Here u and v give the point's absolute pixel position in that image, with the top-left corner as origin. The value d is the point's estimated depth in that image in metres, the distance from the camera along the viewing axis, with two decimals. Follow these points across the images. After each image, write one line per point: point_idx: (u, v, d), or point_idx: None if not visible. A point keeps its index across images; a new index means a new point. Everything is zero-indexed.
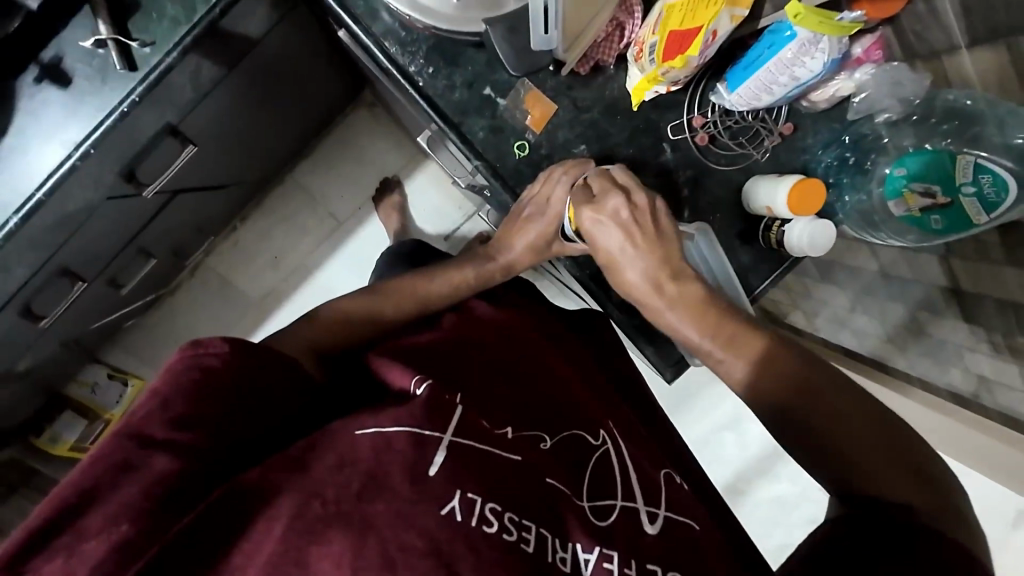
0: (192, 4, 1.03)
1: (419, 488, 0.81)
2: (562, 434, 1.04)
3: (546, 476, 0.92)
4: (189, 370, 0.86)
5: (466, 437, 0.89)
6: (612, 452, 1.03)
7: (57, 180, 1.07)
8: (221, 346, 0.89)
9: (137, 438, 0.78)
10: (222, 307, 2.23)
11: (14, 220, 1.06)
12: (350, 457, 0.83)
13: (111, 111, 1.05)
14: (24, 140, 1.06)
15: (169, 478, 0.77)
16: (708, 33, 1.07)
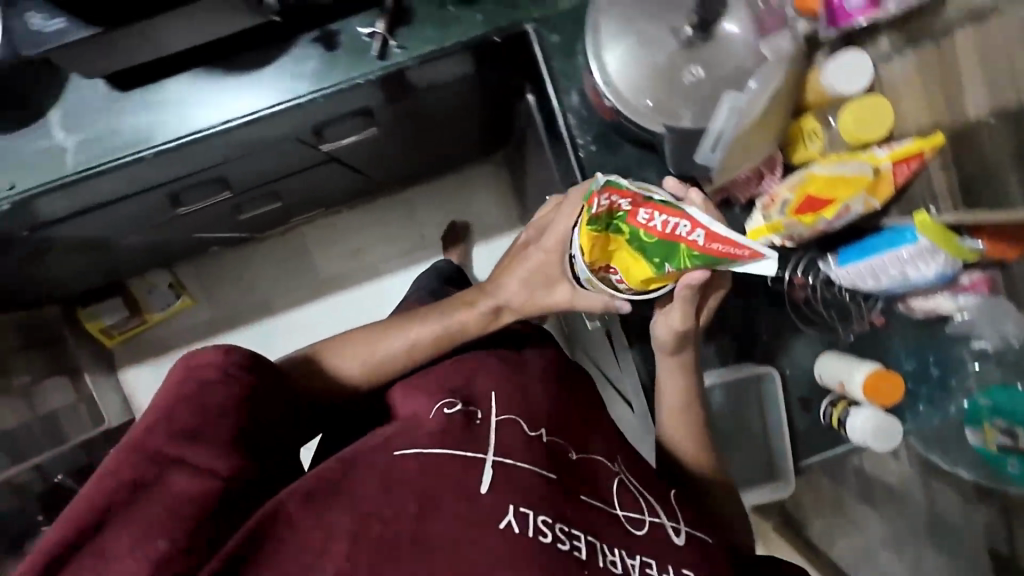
0: (450, 34, 1.32)
1: (475, 509, 0.88)
2: (580, 463, 1.08)
3: (582, 494, 1.00)
4: (185, 389, 0.93)
5: (508, 457, 0.99)
6: (626, 479, 1.09)
7: (282, 110, 1.31)
8: (220, 357, 0.99)
9: (130, 481, 0.79)
10: (295, 273, 2.43)
11: (237, 123, 1.31)
12: (395, 482, 0.90)
13: (349, 81, 1.31)
14: (277, 67, 1.32)
15: (197, 491, 0.81)
16: (840, 211, 1.27)
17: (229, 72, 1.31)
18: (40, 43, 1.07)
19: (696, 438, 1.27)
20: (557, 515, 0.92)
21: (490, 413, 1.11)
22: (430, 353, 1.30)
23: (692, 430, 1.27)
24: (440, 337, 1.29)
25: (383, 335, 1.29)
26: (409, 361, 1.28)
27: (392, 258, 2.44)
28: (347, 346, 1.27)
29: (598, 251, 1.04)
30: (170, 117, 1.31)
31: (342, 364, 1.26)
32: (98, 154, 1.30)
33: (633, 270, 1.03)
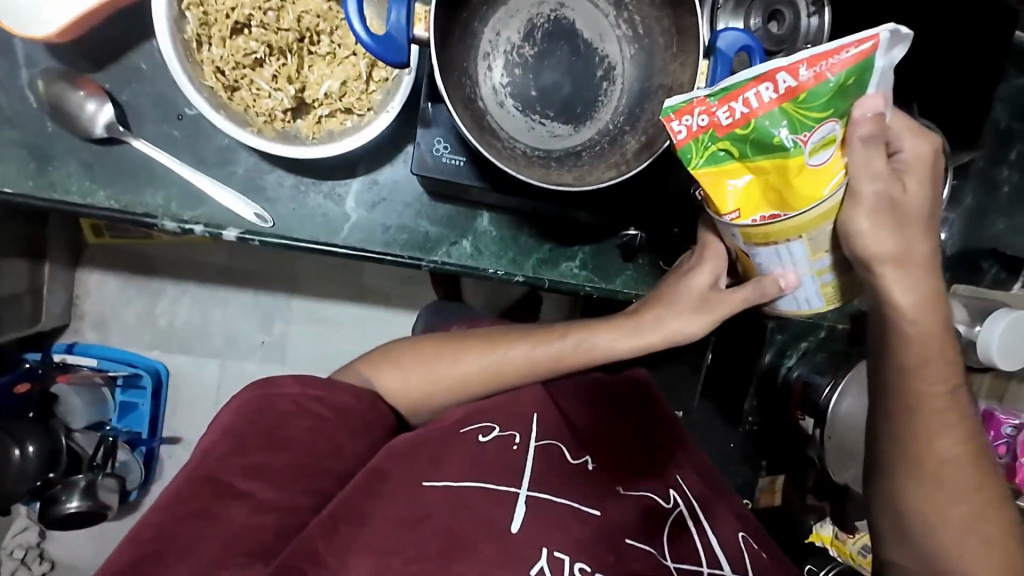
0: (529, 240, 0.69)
1: (500, 549, 0.51)
2: (643, 490, 0.62)
3: (626, 534, 0.56)
4: (276, 404, 0.60)
5: (548, 490, 0.57)
6: (687, 515, 0.61)
7: (213, 214, 0.61)
8: (296, 386, 0.61)
9: (188, 510, 0.51)
10: (172, 325, 1.28)
11: (163, 223, 0.60)
12: (415, 512, 0.53)
13: (564, 283, 0.70)
14: (416, 183, 0.65)
15: (309, 470, 0.58)
16: (861, 556, 0.84)
17: (323, 177, 0.64)
18: (427, 168, 0.58)
19: (919, 460, 0.52)
20: (597, 559, 0.53)
21: (534, 423, 0.65)
22: (521, 371, 0.66)
23: (929, 434, 0.51)
24: (546, 359, 0.65)
25: (471, 352, 0.67)
26: (484, 385, 0.67)
27: (378, 274, 1.31)
28: (418, 347, 0.70)
29: (725, 200, 0.43)
30: (331, 190, 0.64)
31: (406, 378, 0.68)
32: (199, 221, 0.61)
33: (788, 222, 0.42)
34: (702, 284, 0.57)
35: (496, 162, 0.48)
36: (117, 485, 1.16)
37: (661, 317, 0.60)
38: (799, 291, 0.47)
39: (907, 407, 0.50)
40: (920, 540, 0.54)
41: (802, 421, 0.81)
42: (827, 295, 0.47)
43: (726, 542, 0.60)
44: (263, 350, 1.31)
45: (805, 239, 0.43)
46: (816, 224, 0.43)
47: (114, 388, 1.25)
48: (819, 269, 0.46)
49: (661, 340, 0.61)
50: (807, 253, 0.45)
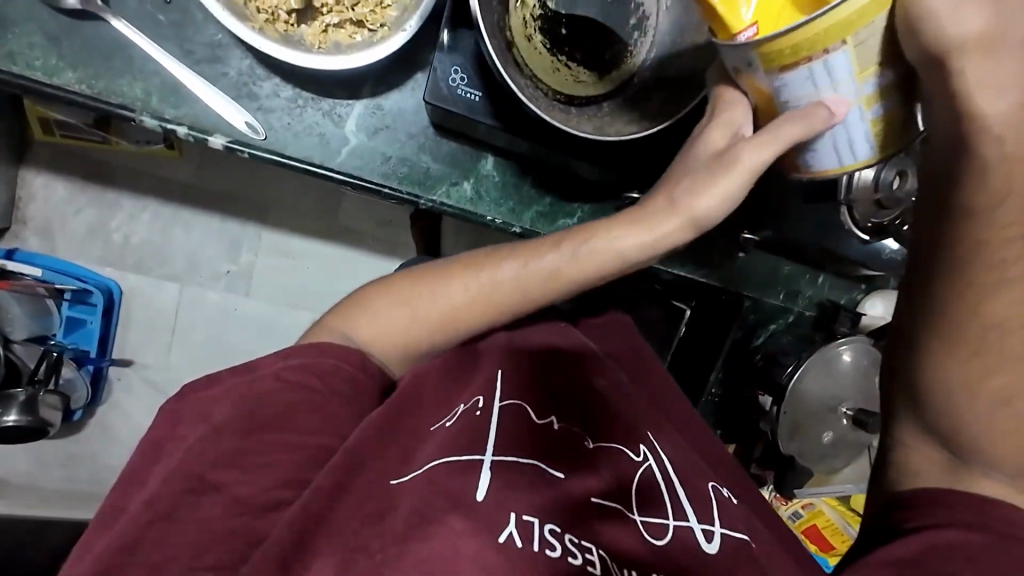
0: (533, 197, 0.68)
1: (469, 521, 0.52)
2: (612, 442, 0.65)
3: (590, 492, 0.58)
4: (252, 385, 0.58)
5: (513, 453, 0.59)
6: (655, 468, 0.64)
7: (201, 113, 0.56)
8: (279, 360, 0.60)
9: (150, 516, 0.50)
10: (129, 243, 1.20)
11: (144, 117, 0.54)
12: (380, 504, 0.54)
13: None
14: (423, 114, 0.62)
15: (294, 460, 0.57)
16: (792, 520, 0.97)
17: (323, 94, 0.60)
18: (440, 98, 0.55)
19: (965, 330, 0.44)
20: (567, 521, 0.55)
21: (496, 383, 0.66)
22: (514, 297, 0.62)
23: (982, 302, 0.43)
24: (537, 277, 0.60)
25: (451, 281, 0.64)
26: (468, 321, 0.64)
27: (355, 212, 1.25)
28: (393, 288, 0.66)
29: (741, 12, 0.39)
30: (331, 110, 0.60)
31: (381, 320, 0.65)
32: (184, 120, 0.55)
33: (836, 16, 0.35)
34: (720, 143, 0.51)
35: (520, 97, 0.47)
36: (60, 403, 1.11)
37: (682, 198, 0.54)
38: (838, 132, 0.41)
39: (968, 264, 0.43)
40: (939, 417, 0.46)
41: (761, 399, 0.86)
42: (874, 136, 0.41)
43: (699, 497, 0.63)
44: (227, 280, 1.25)
45: (850, 46, 0.37)
46: (864, 22, 0.36)
47: (61, 301, 1.17)
48: (868, 95, 0.40)
49: (688, 231, 0.55)
50: (853, 70, 0.38)
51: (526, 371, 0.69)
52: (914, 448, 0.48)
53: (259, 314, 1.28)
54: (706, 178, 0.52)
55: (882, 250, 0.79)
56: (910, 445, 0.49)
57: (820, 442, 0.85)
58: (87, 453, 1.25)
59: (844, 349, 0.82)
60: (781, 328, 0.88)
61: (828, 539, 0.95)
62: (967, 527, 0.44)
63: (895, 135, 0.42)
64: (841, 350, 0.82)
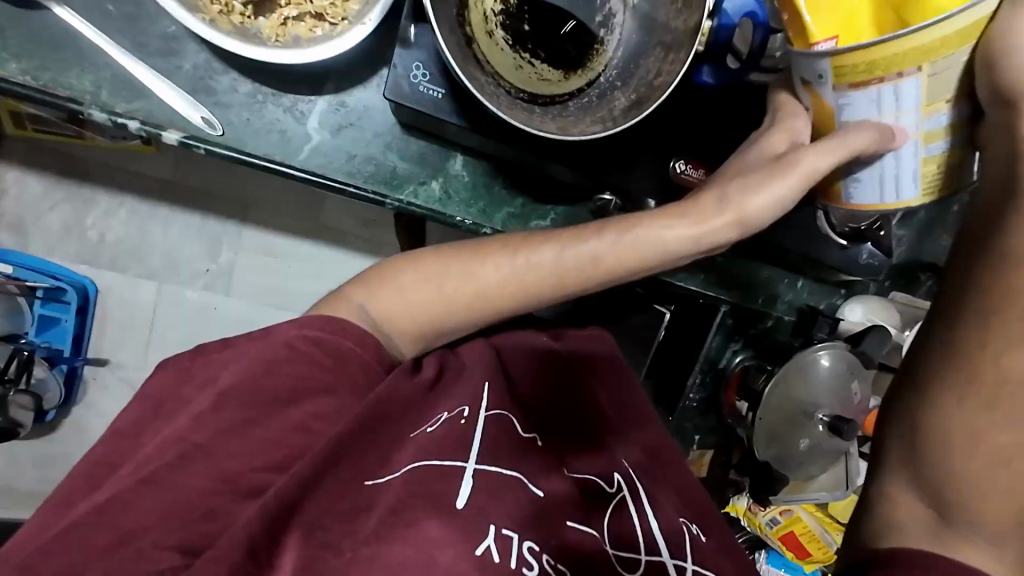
0: (503, 198, 0.66)
1: (445, 527, 0.51)
2: (595, 467, 0.64)
3: (566, 519, 0.57)
4: (265, 353, 0.55)
5: (498, 463, 0.57)
6: (630, 502, 0.62)
7: (154, 108, 0.54)
8: (293, 328, 0.56)
9: (111, 497, 0.48)
10: (104, 241, 1.17)
11: (93, 111, 0.52)
12: (354, 505, 0.53)
13: None
14: (388, 112, 0.61)
15: (291, 437, 0.54)
16: (769, 526, 0.96)
17: (285, 89, 0.58)
18: (403, 96, 0.54)
19: (980, 371, 0.45)
20: (544, 538, 0.54)
21: (484, 392, 0.61)
22: (549, 287, 0.58)
23: (997, 355, 0.44)
24: (574, 265, 0.57)
25: (484, 260, 0.58)
26: (497, 307, 0.59)
27: (339, 211, 1.23)
28: (421, 261, 0.61)
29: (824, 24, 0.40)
30: (293, 105, 0.58)
31: (407, 297, 0.59)
32: (135, 115, 0.53)
33: (920, 40, 0.37)
34: (778, 147, 0.51)
35: (480, 97, 0.46)
36: (32, 404, 1.10)
37: (734, 195, 0.52)
38: (889, 163, 0.43)
39: (989, 307, 0.44)
40: (932, 461, 0.47)
41: (737, 404, 0.86)
42: (923, 179, 0.43)
43: (670, 525, 0.62)
44: (207, 278, 1.23)
45: (924, 74, 0.39)
46: (944, 53, 0.38)
47: (33, 299, 1.14)
48: (930, 130, 0.42)
49: (733, 231, 0.53)
50: (921, 101, 0.41)
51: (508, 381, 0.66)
52: (900, 497, 0.49)
53: (240, 314, 1.25)
54: (761, 178, 0.51)
55: (860, 254, 0.77)
56: (896, 496, 0.49)
57: (797, 449, 0.83)
58: (60, 455, 1.20)
59: (821, 354, 0.81)
60: (760, 333, 0.87)
61: (805, 547, 0.96)
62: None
63: (948, 176, 0.44)
64: (819, 355, 0.81)
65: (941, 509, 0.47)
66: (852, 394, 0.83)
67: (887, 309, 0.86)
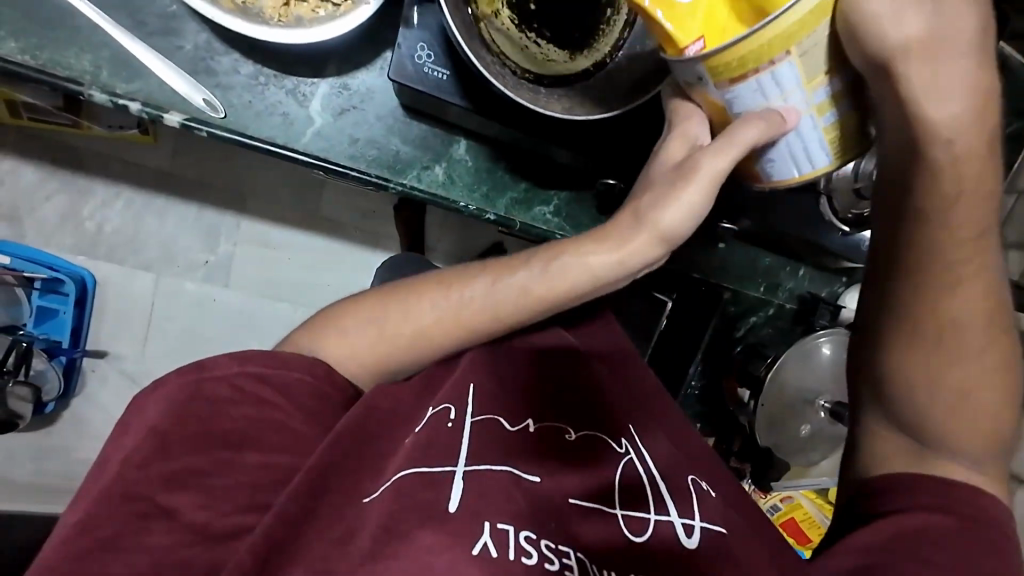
0: (506, 182, 0.66)
1: (438, 533, 0.47)
2: (596, 433, 0.61)
3: (568, 495, 0.54)
4: (201, 389, 0.52)
5: (487, 461, 0.54)
6: (637, 462, 0.59)
7: (153, 88, 0.53)
8: (233, 366, 0.53)
9: (94, 542, 0.45)
10: (100, 233, 1.16)
11: (93, 94, 0.52)
12: (346, 527, 0.49)
13: (535, 228, 0.67)
14: (392, 95, 0.60)
15: (256, 479, 0.51)
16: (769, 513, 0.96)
17: (286, 71, 0.57)
18: (406, 77, 0.53)
19: (923, 320, 0.50)
20: (541, 523, 0.51)
21: (468, 391, 0.59)
22: (485, 319, 0.55)
23: (937, 300, 0.49)
24: (506, 294, 0.54)
25: (421, 301, 0.57)
26: (437, 347, 0.57)
27: (337, 201, 1.23)
28: (361, 306, 0.59)
29: (690, 19, 0.37)
30: (295, 88, 0.58)
31: (353, 339, 0.58)
32: (135, 96, 0.53)
33: (773, 31, 0.35)
34: (677, 155, 0.47)
35: (487, 77, 0.46)
36: (30, 395, 1.10)
37: (648, 210, 0.47)
38: (792, 140, 0.41)
39: (916, 266, 0.48)
40: (899, 399, 0.52)
41: (740, 391, 0.87)
42: (830, 144, 0.41)
43: (678, 489, 0.58)
44: (205, 270, 1.22)
45: (794, 55, 0.37)
46: (806, 31, 0.36)
47: (31, 290, 1.13)
48: (818, 103, 0.39)
49: (659, 248, 0.49)
50: (800, 77, 0.38)
51: (494, 373, 0.62)
52: (879, 433, 0.54)
53: (238, 305, 1.24)
54: (668, 190, 0.47)
55: (861, 242, 0.76)
56: (877, 433, 0.54)
57: (799, 434, 0.84)
58: (61, 447, 1.20)
59: (822, 342, 0.82)
60: (759, 322, 0.87)
61: (805, 532, 0.94)
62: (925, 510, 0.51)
63: (852, 143, 0.42)
64: (821, 343, 0.82)
65: (920, 444, 0.52)
66: None
67: None
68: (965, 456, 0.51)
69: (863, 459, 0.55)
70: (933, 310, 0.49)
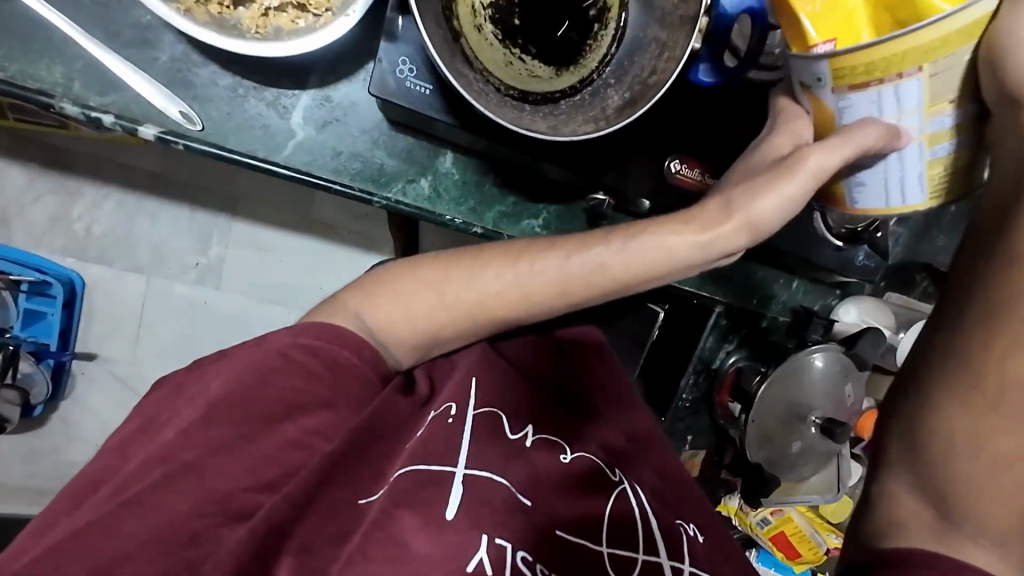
0: (494, 196, 0.64)
1: (434, 544, 0.49)
2: (595, 458, 0.60)
3: (557, 526, 0.54)
4: (257, 361, 0.52)
5: (488, 469, 0.54)
6: (631, 495, 0.59)
7: (128, 101, 0.52)
8: (286, 338, 0.54)
9: (121, 501, 0.46)
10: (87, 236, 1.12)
11: (64, 106, 0.50)
12: (340, 527, 0.50)
13: None
14: (375, 107, 0.59)
15: (262, 461, 0.50)
16: (759, 527, 0.96)
17: (266, 82, 0.56)
18: (388, 92, 0.52)
19: (985, 376, 0.40)
20: (536, 543, 0.52)
21: (470, 386, 0.59)
22: (551, 294, 0.56)
23: (1011, 353, 0.39)
24: (585, 271, 0.55)
25: (487, 268, 0.56)
26: (501, 319, 0.57)
27: (330, 205, 1.20)
28: (421, 269, 0.58)
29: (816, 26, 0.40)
30: (276, 100, 0.56)
31: (410, 302, 0.57)
32: (108, 108, 0.51)
33: (911, 42, 0.36)
34: (783, 150, 0.51)
35: (467, 96, 0.44)
36: (19, 399, 1.07)
37: (739, 200, 0.52)
38: (894, 164, 0.42)
39: (997, 308, 0.40)
40: (945, 470, 0.42)
41: (730, 405, 0.86)
42: (931, 181, 0.42)
43: (668, 526, 0.58)
44: (197, 272, 1.18)
45: (925, 74, 0.38)
46: (946, 53, 0.37)
47: (18, 293, 1.09)
48: (933, 133, 0.40)
49: (744, 237, 0.53)
50: (923, 99, 0.39)
51: (503, 385, 0.62)
52: (903, 501, 0.45)
53: (230, 308, 1.22)
54: (771, 179, 0.51)
55: (856, 256, 0.76)
56: (897, 496, 0.45)
57: (790, 450, 0.83)
58: (51, 450, 1.17)
59: (816, 355, 0.81)
60: (756, 333, 0.86)
61: (796, 546, 0.95)
62: None
63: (959, 180, 0.42)
64: (813, 357, 0.81)
65: (939, 510, 0.43)
66: (846, 396, 0.82)
67: (881, 309, 0.85)
68: (1002, 549, 0.42)
69: (871, 524, 0.46)
70: (1000, 377, 0.40)
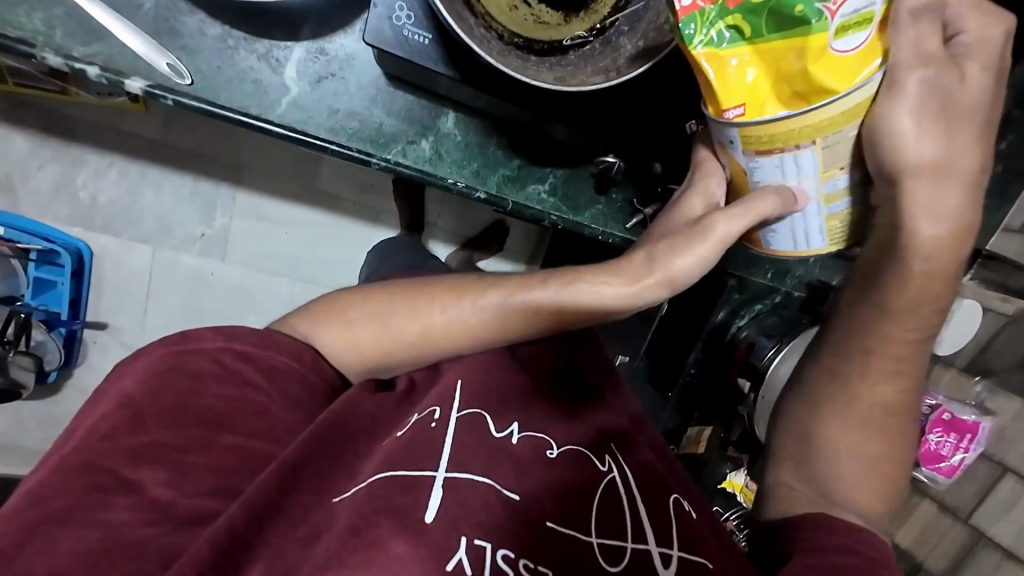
0: (496, 162, 0.61)
1: (410, 545, 0.45)
2: (580, 445, 0.57)
3: (545, 518, 0.51)
4: (189, 363, 0.50)
5: (468, 469, 0.51)
6: (620, 482, 0.56)
7: (119, 56, 0.50)
8: (218, 341, 0.52)
9: (40, 521, 0.42)
10: (90, 204, 1.09)
11: (48, 59, 0.48)
12: (313, 528, 0.47)
13: (528, 206, 0.62)
14: (373, 62, 0.56)
15: (227, 464, 0.48)
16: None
17: (258, 33, 0.53)
18: (385, 40, 0.48)
19: (848, 392, 0.53)
20: (524, 543, 0.48)
21: (456, 388, 0.58)
22: (493, 332, 0.55)
23: (859, 378, 0.52)
24: (518, 311, 0.53)
25: (433, 304, 0.56)
26: (446, 347, 0.56)
27: (335, 176, 1.17)
28: (372, 297, 0.58)
29: (725, 95, 0.37)
30: (268, 52, 0.53)
31: (356, 332, 0.56)
32: (93, 60, 0.49)
33: (810, 120, 0.36)
34: (695, 211, 0.47)
35: (468, 40, 0.41)
36: (34, 365, 1.04)
37: (662, 255, 0.47)
38: (796, 221, 0.41)
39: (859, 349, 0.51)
40: (814, 460, 0.55)
41: (739, 381, 0.82)
42: (828, 232, 0.42)
43: (658, 509, 0.55)
44: (202, 243, 1.17)
45: (819, 146, 0.37)
46: (835, 127, 0.37)
47: (27, 262, 1.06)
48: (829, 193, 0.40)
49: (666, 291, 0.48)
50: (818, 167, 0.39)
51: (501, 373, 0.61)
52: (786, 485, 0.56)
53: (235, 281, 1.21)
54: (685, 240, 0.47)
55: None
56: (785, 483, 0.56)
57: None
58: (64, 416, 1.18)
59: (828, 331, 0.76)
60: (766, 309, 0.85)
61: None
62: (844, 549, 0.49)
63: (852, 231, 0.42)
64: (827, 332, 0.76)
65: (823, 493, 0.54)
66: None
67: None
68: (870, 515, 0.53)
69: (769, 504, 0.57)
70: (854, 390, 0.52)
